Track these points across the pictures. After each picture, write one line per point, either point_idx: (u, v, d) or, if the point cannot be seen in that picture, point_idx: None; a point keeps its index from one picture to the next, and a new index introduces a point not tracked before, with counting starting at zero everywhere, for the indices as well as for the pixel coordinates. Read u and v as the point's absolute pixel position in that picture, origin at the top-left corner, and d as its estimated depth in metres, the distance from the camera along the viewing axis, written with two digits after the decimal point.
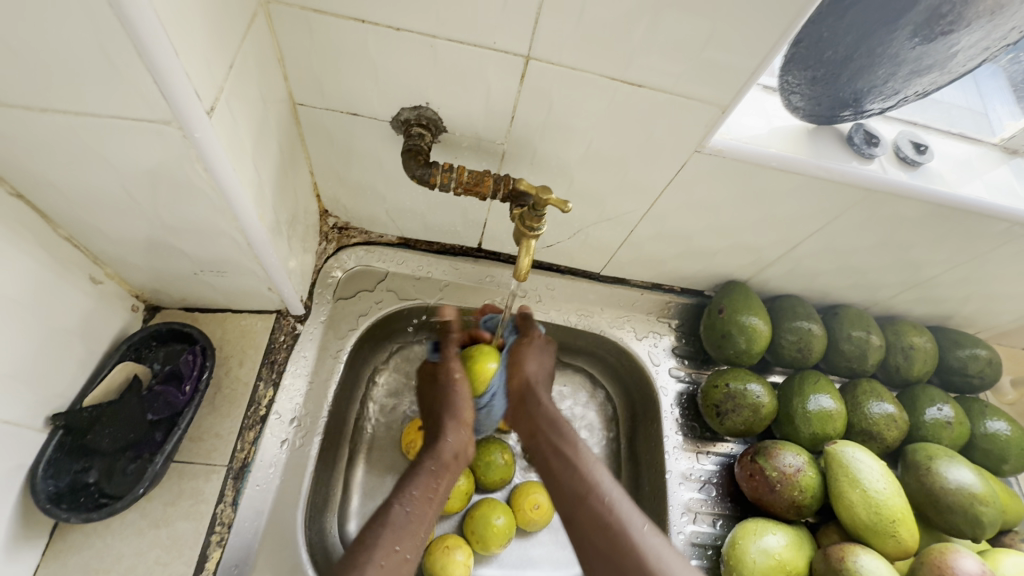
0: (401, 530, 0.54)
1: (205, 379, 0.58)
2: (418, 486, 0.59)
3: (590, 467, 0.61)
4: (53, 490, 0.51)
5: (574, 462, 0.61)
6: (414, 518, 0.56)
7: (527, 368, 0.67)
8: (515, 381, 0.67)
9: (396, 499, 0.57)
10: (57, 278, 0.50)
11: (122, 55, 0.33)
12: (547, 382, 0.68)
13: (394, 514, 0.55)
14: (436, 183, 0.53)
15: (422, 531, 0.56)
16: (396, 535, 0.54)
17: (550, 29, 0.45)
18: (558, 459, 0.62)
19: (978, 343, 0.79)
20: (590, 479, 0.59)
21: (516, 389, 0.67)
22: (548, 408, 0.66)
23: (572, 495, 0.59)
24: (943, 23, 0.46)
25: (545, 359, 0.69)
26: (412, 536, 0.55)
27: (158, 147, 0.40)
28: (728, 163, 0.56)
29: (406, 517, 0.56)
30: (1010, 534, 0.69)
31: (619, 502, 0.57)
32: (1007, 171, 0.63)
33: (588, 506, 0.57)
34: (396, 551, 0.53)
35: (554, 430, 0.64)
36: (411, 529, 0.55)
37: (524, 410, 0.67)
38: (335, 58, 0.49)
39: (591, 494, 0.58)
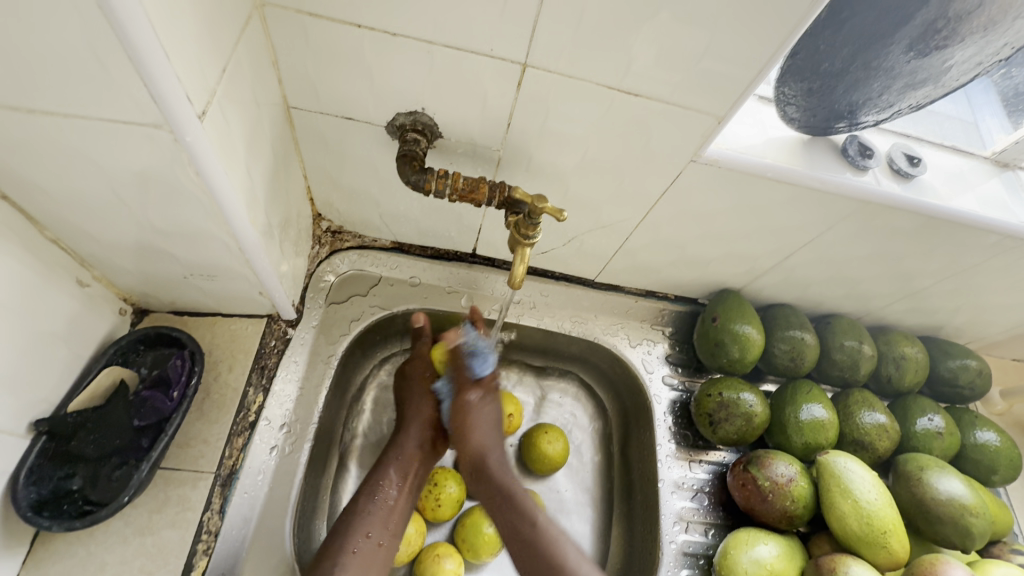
0: (371, 517, 0.59)
1: (193, 385, 0.57)
2: (386, 477, 0.62)
3: (549, 526, 0.59)
4: (35, 497, 0.50)
5: (534, 528, 0.59)
6: (383, 504, 0.60)
7: (473, 439, 0.66)
8: (466, 459, 0.66)
9: (365, 493, 0.61)
10: (42, 281, 0.49)
11: (112, 58, 0.33)
12: (499, 444, 0.67)
13: (363, 505, 0.60)
14: (430, 189, 0.53)
15: (393, 516, 0.60)
16: (366, 523, 0.58)
17: (548, 36, 0.45)
18: (515, 532, 0.60)
19: (968, 353, 0.79)
20: (553, 541, 0.58)
21: (468, 460, 0.66)
22: (504, 477, 0.65)
23: (533, 558, 0.57)
24: (938, 37, 0.46)
25: (490, 430, 0.67)
26: (382, 522, 0.59)
27: (149, 150, 0.40)
28: (723, 173, 0.56)
29: (376, 505, 0.60)
30: (1000, 545, 0.69)
31: (576, 553, 0.57)
32: (999, 184, 0.64)
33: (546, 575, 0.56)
34: (368, 538, 0.57)
35: (507, 497, 0.63)
36: (382, 515, 0.59)
37: (482, 480, 0.65)
38: (329, 61, 0.49)
39: (547, 552, 0.57)
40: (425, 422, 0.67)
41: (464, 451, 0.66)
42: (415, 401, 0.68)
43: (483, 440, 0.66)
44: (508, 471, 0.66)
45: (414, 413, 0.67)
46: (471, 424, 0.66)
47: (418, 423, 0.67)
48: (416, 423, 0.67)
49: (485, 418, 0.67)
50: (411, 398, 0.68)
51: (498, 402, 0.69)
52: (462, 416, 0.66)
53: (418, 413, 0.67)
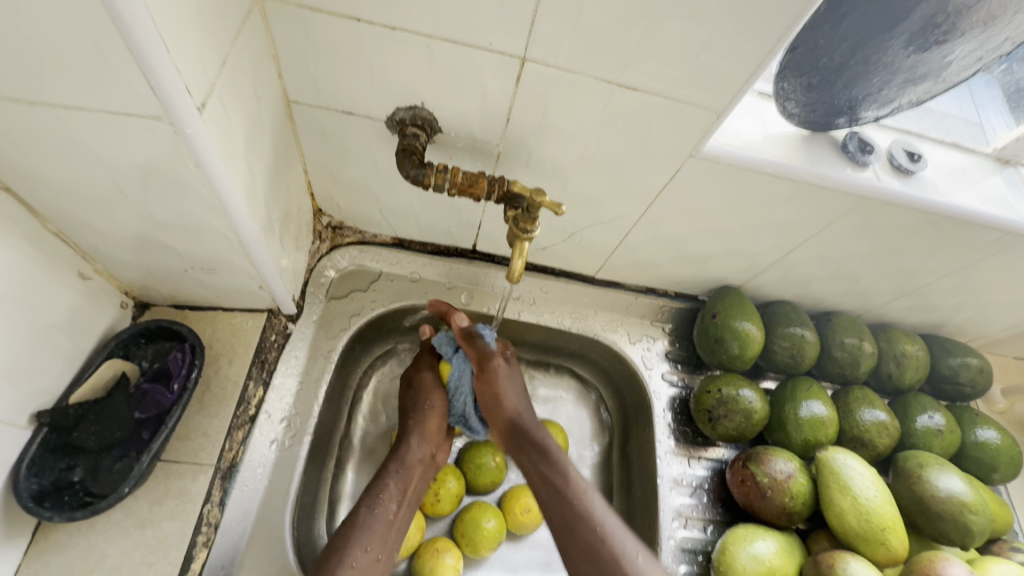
0: (371, 531, 0.57)
1: (194, 378, 0.57)
2: (387, 489, 0.61)
3: (582, 487, 0.59)
4: (36, 488, 0.50)
5: (566, 489, 0.59)
6: (382, 520, 0.58)
7: (506, 402, 0.66)
8: (500, 421, 0.66)
9: (365, 504, 0.59)
10: (43, 274, 0.50)
11: (112, 49, 0.33)
12: (528, 406, 0.67)
13: (362, 517, 0.58)
14: (430, 183, 0.53)
15: (392, 530, 0.58)
16: (366, 537, 0.56)
17: (547, 31, 0.45)
18: (548, 490, 0.60)
19: (969, 351, 0.79)
20: (586, 503, 0.58)
21: (502, 423, 0.66)
22: (539, 436, 0.64)
23: (569, 529, 0.56)
24: (937, 32, 0.46)
25: (515, 394, 0.66)
26: (381, 537, 0.57)
27: (149, 143, 0.40)
28: (723, 168, 0.56)
29: (375, 518, 0.58)
30: (1000, 543, 0.69)
31: (609, 518, 0.57)
32: (999, 181, 0.64)
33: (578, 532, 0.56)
34: (368, 553, 0.55)
35: (540, 458, 0.62)
36: (381, 530, 0.58)
37: (517, 444, 0.65)
38: (328, 55, 0.49)
39: (586, 521, 0.56)
40: (426, 432, 0.66)
41: (497, 415, 0.66)
42: (417, 409, 0.67)
43: (518, 399, 0.66)
44: (542, 431, 0.65)
45: (415, 425, 0.66)
46: (501, 387, 0.66)
47: (418, 432, 0.66)
48: (417, 434, 0.66)
49: (513, 385, 0.67)
50: (411, 409, 0.68)
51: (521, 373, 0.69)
52: (494, 382, 0.66)
53: (421, 424, 0.66)
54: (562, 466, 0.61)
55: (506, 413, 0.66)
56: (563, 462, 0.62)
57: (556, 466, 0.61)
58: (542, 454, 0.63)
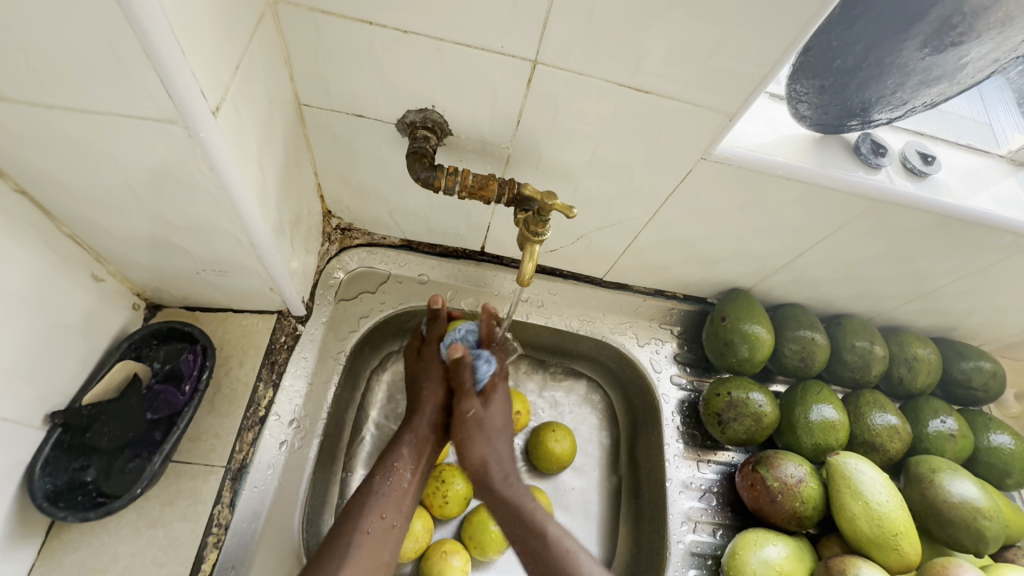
0: (384, 499, 0.59)
1: (205, 379, 0.58)
2: (400, 458, 0.62)
3: (555, 530, 0.60)
4: (50, 487, 0.50)
5: (544, 534, 0.59)
6: (396, 488, 0.60)
7: (476, 452, 0.65)
8: (467, 467, 0.65)
9: (379, 474, 0.61)
10: (58, 275, 0.50)
11: (129, 54, 0.33)
12: (506, 447, 0.67)
13: (377, 485, 0.60)
14: (440, 186, 0.53)
15: (405, 498, 0.60)
16: (381, 505, 0.58)
17: (559, 34, 0.45)
18: (518, 522, 0.61)
19: (981, 355, 0.78)
20: (563, 545, 0.58)
21: (472, 471, 0.65)
22: (506, 492, 0.63)
23: (547, 567, 0.57)
24: (953, 34, 0.46)
25: (497, 442, 0.66)
26: (396, 505, 0.59)
27: (164, 147, 0.40)
28: (734, 171, 0.55)
29: (389, 488, 0.60)
30: (1014, 549, 0.69)
31: (581, 554, 0.58)
32: (1014, 183, 0.63)
33: (550, 573, 0.57)
34: (382, 519, 0.57)
35: (515, 519, 0.62)
36: (395, 498, 0.60)
37: (484, 496, 0.65)
38: (340, 58, 0.49)
39: (567, 567, 0.57)
40: (436, 403, 0.66)
41: (469, 461, 0.65)
42: (428, 383, 0.66)
43: (490, 444, 0.65)
44: (514, 482, 0.65)
45: (426, 393, 0.66)
46: (474, 435, 0.65)
47: (429, 403, 0.65)
48: (428, 404, 0.65)
49: (489, 438, 0.66)
50: (422, 379, 0.67)
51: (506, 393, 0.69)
52: (467, 430, 0.64)
53: (431, 396, 0.66)
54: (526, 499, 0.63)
55: (475, 462, 0.65)
56: (527, 495, 0.63)
57: (519, 501, 0.63)
58: (501, 484, 0.64)
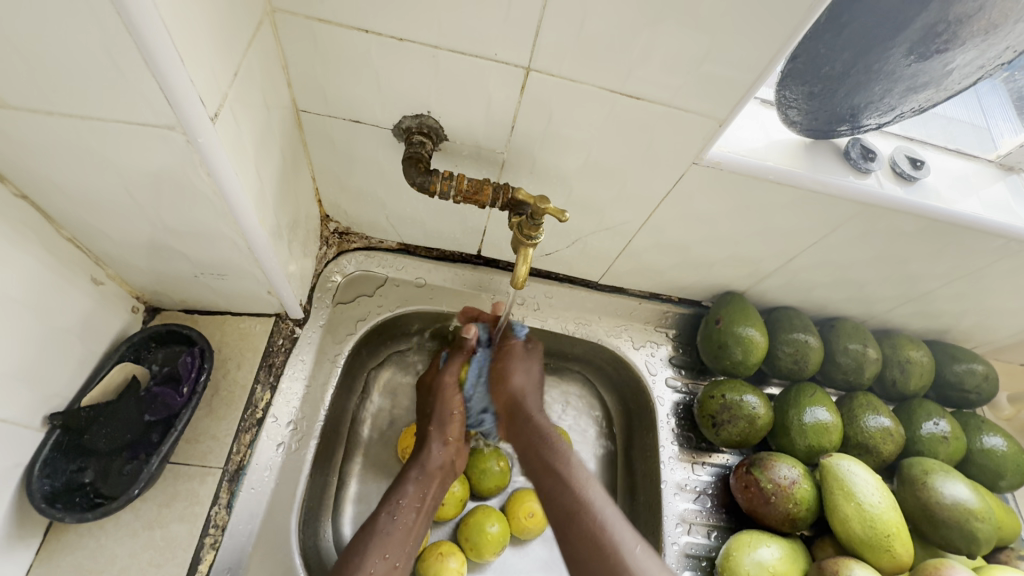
0: (389, 538, 0.58)
1: (203, 382, 0.58)
2: (406, 495, 0.62)
3: (579, 476, 0.60)
4: (48, 489, 0.51)
5: (569, 479, 0.59)
6: (401, 526, 0.60)
7: (513, 380, 0.67)
8: (504, 399, 0.68)
9: (384, 512, 0.60)
10: (57, 279, 0.51)
11: (129, 61, 0.34)
12: (536, 397, 0.68)
13: (382, 524, 0.59)
14: (435, 190, 0.54)
15: (410, 536, 0.60)
16: (385, 544, 0.57)
17: (551, 42, 0.46)
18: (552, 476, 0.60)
19: (975, 357, 0.79)
20: (585, 496, 0.57)
21: (506, 400, 0.68)
22: (537, 420, 0.65)
23: (570, 511, 0.57)
24: (937, 41, 0.47)
25: (532, 378, 0.68)
26: (399, 544, 0.58)
27: (163, 153, 0.41)
28: (725, 175, 0.56)
29: (393, 526, 0.59)
30: (1006, 551, 0.69)
31: (605, 507, 0.57)
32: (1003, 187, 0.64)
33: (578, 522, 0.56)
34: (386, 560, 0.57)
35: (545, 445, 0.63)
36: (399, 536, 0.59)
37: (518, 424, 0.66)
38: (337, 65, 0.50)
39: (585, 509, 0.56)
40: (446, 435, 0.66)
41: (502, 391, 0.68)
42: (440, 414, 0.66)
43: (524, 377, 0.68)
44: (545, 421, 0.66)
45: (434, 430, 0.66)
46: (515, 356, 0.69)
47: (439, 437, 0.66)
48: (436, 441, 0.65)
49: (526, 367, 0.68)
50: (434, 416, 0.67)
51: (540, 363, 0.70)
52: (501, 363, 0.68)
53: (442, 429, 0.66)
54: (562, 449, 0.62)
55: (508, 394, 0.67)
56: (563, 445, 0.63)
57: (556, 449, 0.62)
58: (541, 434, 0.64)
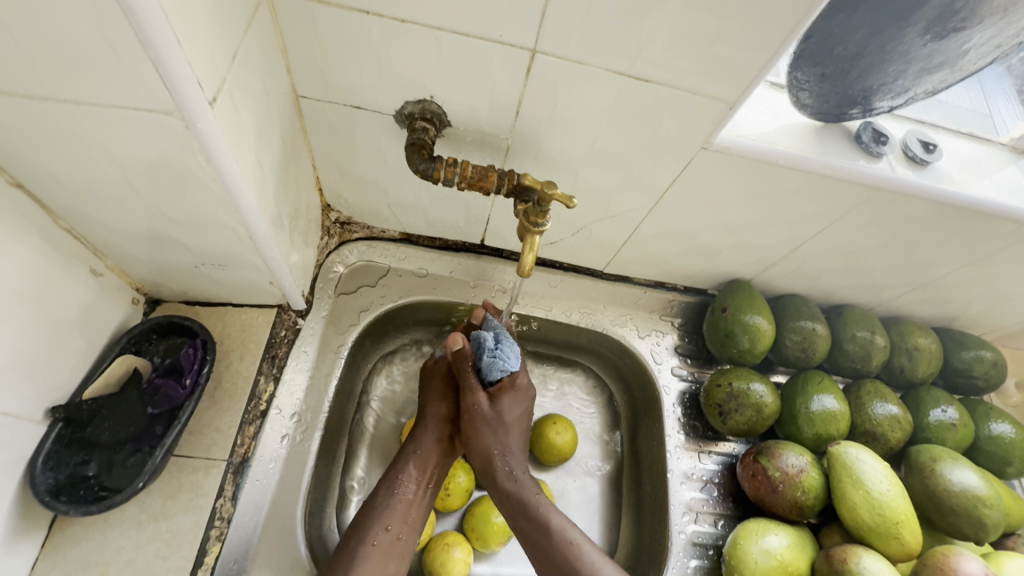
0: (390, 512, 0.57)
1: (205, 373, 0.58)
2: (405, 471, 0.60)
3: (552, 511, 0.58)
4: (52, 482, 0.50)
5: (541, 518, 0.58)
6: (402, 500, 0.59)
7: (483, 446, 0.62)
8: (478, 454, 0.62)
9: (383, 487, 0.59)
10: (55, 269, 0.50)
11: (123, 43, 0.33)
12: (518, 450, 0.63)
13: (382, 500, 0.58)
14: (439, 177, 0.53)
15: (411, 510, 0.58)
16: (386, 516, 0.57)
17: (558, 22, 0.44)
18: (523, 513, 0.58)
19: (983, 344, 0.78)
20: (552, 523, 0.57)
21: (480, 463, 0.63)
22: (522, 481, 0.61)
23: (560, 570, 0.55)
24: (955, 19, 0.45)
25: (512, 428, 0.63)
26: (401, 515, 0.58)
27: (160, 139, 0.40)
28: (735, 160, 0.55)
29: (394, 500, 0.58)
30: (1013, 537, 0.69)
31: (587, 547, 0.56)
32: (1016, 171, 0.63)
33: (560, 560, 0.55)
34: (388, 531, 0.56)
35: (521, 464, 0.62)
36: (400, 511, 0.58)
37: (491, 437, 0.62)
38: (338, 49, 0.48)
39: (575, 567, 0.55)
40: (445, 413, 0.64)
41: (473, 453, 0.63)
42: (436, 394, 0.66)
43: (497, 436, 0.62)
44: (525, 480, 0.61)
45: (432, 406, 0.65)
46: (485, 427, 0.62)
47: (436, 414, 0.64)
48: (434, 417, 0.64)
49: (506, 408, 0.63)
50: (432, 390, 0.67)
51: (518, 406, 0.65)
52: (475, 424, 0.62)
53: (437, 406, 0.65)
54: (526, 487, 0.60)
55: (482, 453, 0.62)
56: (529, 486, 0.60)
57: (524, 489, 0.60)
58: (507, 472, 0.61)
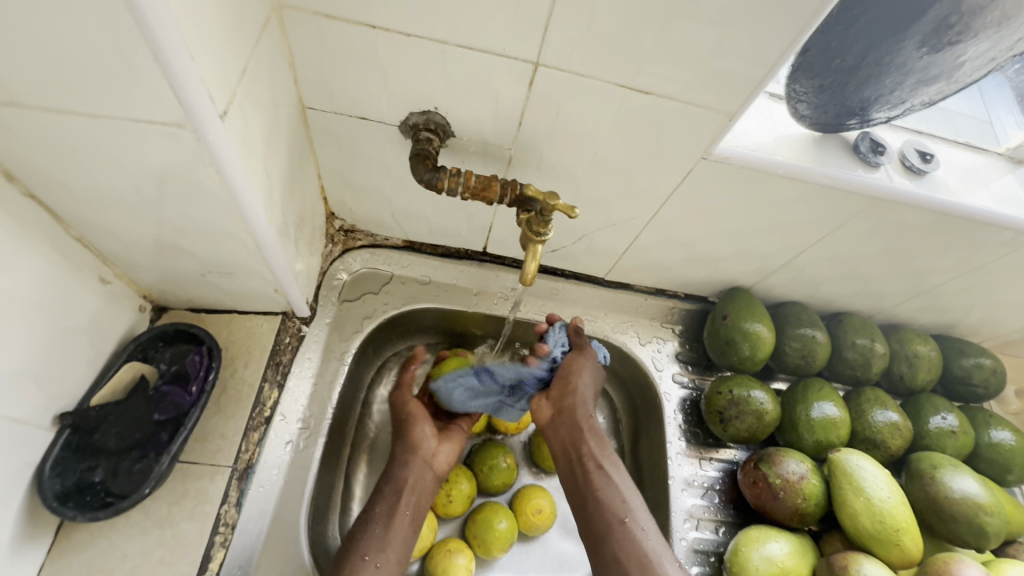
0: (368, 541, 0.59)
1: (211, 380, 0.58)
2: (378, 505, 0.62)
3: (624, 489, 0.61)
4: (59, 488, 0.51)
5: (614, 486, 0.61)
6: (377, 529, 0.60)
7: (578, 386, 0.66)
8: (565, 396, 0.67)
9: (359, 522, 0.61)
10: (65, 277, 0.50)
11: (139, 60, 0.34)
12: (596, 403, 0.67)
13: (360, 532, 0.60)
14: (443, 187, 0.53)
15: (388, 535, 0.59)
16: (362, 546, 0.58)
17: (560, 35, 0.45)
18: (596, 480, 0.62)
19: (982, 351, 0.79)
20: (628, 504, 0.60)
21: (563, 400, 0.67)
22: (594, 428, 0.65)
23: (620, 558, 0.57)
24: (950, 33, 0.46)
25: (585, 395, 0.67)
26: (378, 543, 0.59)
27: (172, 150, 0.41)
28: (735, 170, 0.56)
29: (370, 531, 0.59)
30: (1015, 544, 0.69)
31: (643, 520, 0.59)
32: (1012, 181, 0.63)
33: (618, 532, 0.58)
34: (366, 560, 0.57)
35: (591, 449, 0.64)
36: (377, 539, 0.59)
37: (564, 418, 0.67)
38: (345, 62, 0.49)
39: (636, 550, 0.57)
40: (411, 444, 0.67)
41: (563, 391, 0.67)
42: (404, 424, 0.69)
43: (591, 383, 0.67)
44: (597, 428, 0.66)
45: (402, 439, 0.68)
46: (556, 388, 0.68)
47: (403, 446, 0.67)
48: (402, 448, 0.67)
49: (591, 375, 0.68)
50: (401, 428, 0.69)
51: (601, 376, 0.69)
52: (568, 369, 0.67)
53: (405, 436, 0.68)
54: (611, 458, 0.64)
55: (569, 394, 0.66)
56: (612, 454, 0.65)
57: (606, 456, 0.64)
58: (596, 443, 0.65)
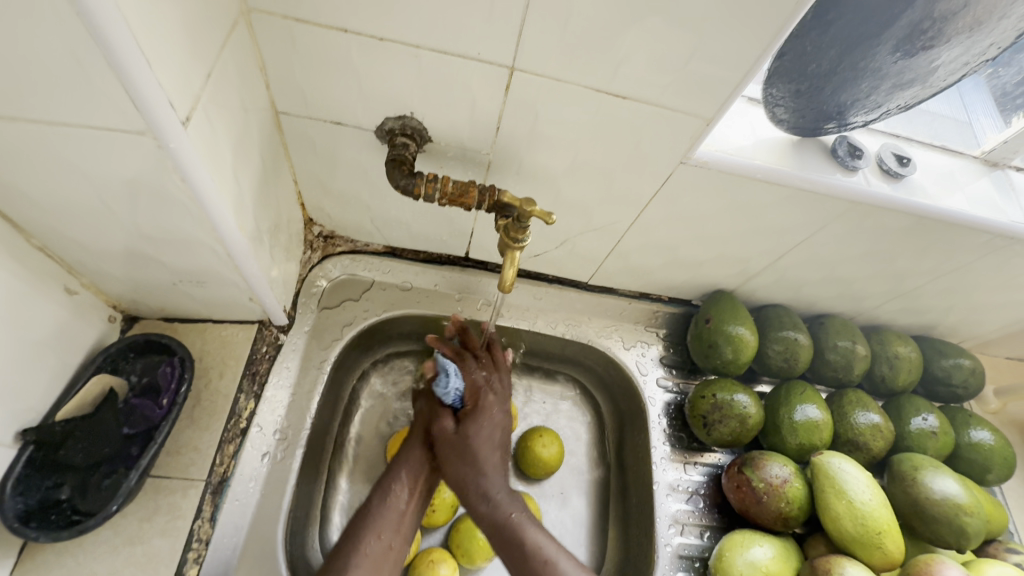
0: (382, 519, 0.56)
1: (183, 392, 0.57)
2: (397, 480, 0.59)
3: (514, 512, 0.56)
4: (23, 507, 0.49)
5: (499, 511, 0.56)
6: (394, 509, 0.57)
7: (466, 419, 0.61)
8: (443, 431, 0.60)
9: (376, 496, 0.58)
10: (28, 289, 0.49)
11: (93, 64, 0.33)
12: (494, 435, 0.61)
13: (375, 506, 0.57)
14: (419, 193, 0.52)
15: (404, 520, 0.57)
16: (378, 525, 0.56)
17: (534, 40, 0.45)
18: (491, 517, 0.56)
19: (961, 352, 0.79)
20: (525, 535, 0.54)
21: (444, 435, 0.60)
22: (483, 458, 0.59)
23: None
24: (923, 38, 0.46)
25: (486, 427, 0.61)
26: (394, 525, 0.56)
27: (135, 158, 0.39)
28: (714, 174, 0.56)
29: (387, 508, 0.57)
30: (995, 544, 0.70)
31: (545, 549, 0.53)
32: (988, 183, 0.64)
33: (529, 568, 0.52)
34: (380, 540, 0.55)
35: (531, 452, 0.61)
36: (393, 519, 0.57)
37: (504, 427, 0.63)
38: (317, 66, 0.48)
39: None
40: (436, 420, 0.63)
41: (447, 423, 0.61)
42: (429, 399, 0.65)
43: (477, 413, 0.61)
44: (492, 457, 0.60)
45: (424, 411, 0.64)
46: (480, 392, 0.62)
47: (428, 420, 0.63)
48: (423, 425, 0.64)
49: (492, 392, 0.63)
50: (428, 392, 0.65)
51: (499, 389, 0.65)
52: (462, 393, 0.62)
53: (432, 411, 0.63)
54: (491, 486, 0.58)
55: (447, 428, 0.60)
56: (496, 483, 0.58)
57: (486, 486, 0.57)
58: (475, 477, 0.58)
